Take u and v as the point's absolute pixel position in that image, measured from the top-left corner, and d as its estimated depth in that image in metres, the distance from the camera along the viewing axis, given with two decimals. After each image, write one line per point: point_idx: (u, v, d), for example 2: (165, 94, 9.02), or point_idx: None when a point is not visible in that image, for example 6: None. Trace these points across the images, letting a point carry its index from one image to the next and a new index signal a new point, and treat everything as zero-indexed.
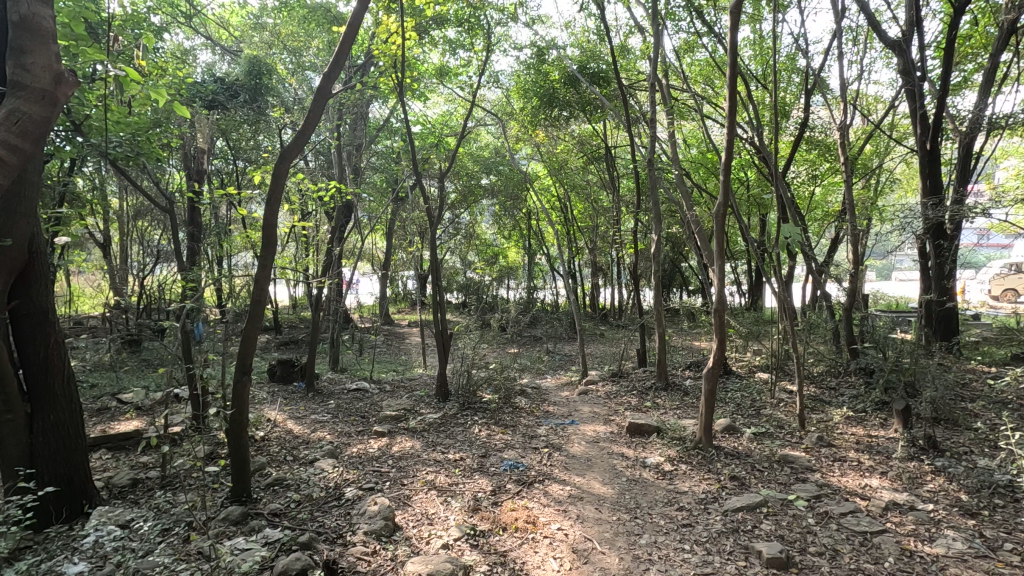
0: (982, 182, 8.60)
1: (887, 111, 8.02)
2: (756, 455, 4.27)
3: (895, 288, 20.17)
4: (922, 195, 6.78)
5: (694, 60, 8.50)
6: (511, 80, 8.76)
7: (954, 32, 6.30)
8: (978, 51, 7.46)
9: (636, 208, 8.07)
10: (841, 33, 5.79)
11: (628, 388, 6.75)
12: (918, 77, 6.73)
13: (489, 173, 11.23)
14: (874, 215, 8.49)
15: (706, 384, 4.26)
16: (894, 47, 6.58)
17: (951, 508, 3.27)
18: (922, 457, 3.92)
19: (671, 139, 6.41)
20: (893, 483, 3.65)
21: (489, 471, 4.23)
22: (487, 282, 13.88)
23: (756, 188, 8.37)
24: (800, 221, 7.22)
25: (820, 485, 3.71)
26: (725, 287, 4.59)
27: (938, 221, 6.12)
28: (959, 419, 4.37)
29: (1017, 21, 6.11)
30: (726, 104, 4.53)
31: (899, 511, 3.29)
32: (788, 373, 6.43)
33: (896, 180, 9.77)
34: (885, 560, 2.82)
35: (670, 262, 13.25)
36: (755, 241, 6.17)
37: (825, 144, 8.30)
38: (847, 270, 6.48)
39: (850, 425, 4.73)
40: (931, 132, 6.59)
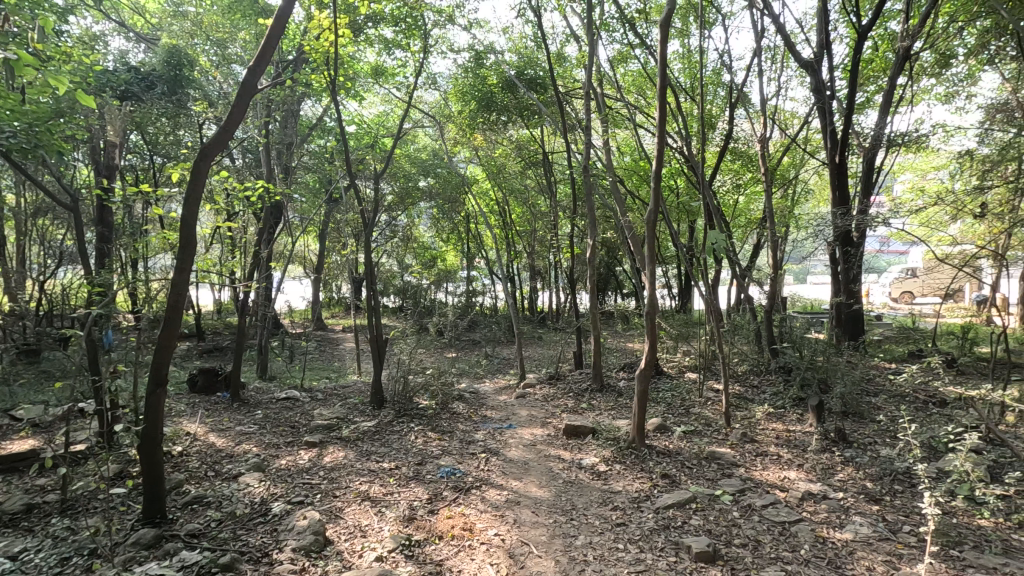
0: (884, 194, 9.38)
1: (802, 126, 8.61)
2: (686, 453, 4.43)
3: (810, 290, 21.41)
4: (832, 205, 7.30)
5: (626, 70, 8.79)
6: (448, 83, 8.72)
7: (857, 56, 6.86)
8: (879, 74, 8.16)
9: (573, 213, 8.21)
10: (759, 53, 6.19)
11: (565, 391, 6.84)
12: (828, 95, 7.27)
13: (427, 175, 11.09)
14: (791, 223, 9.06)
15: (638, 386, 4.37)
16: (807, 66, 7.09)
17: (859, 495, 3.52)
18: (833, 449, 4.21)
19: (606, 146, 6.57)
20: (809, 474, 3.90)
21: (425, 479, 4.15)
22: (425, 285, 13.64)
23: (686, 196, 8.73)
24: (725, 228, 7.60)
25: (744, 480, 3.90)
26: (656, 291, 4.74)
27: (846, 228, 6.62)
28: (865, 413, 4.72)
29: (911, 48, 6.72)
30: (657, 113, 4.67)
31: (815, 501, 3.51)
32: (715, 373, 6.74)
33: (810, 190, 10.50)
34: (801, 547, 3.00)
35: (605, 266, 13.57)
36: (684, 247, 6.42)
37: (748, 155, 8.80)
38: (767, 274, 6.88)
39: (770, 421, 5.01)
40: (840, 146, 7.13)
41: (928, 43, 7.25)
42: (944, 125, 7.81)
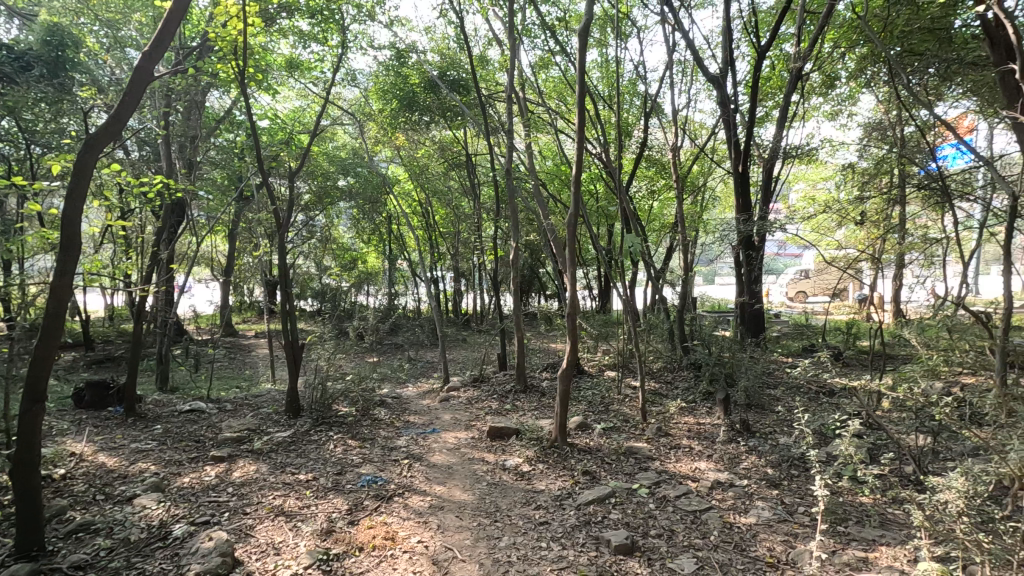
0: (781, 202, 10.19)
1: (709, 137, 9.18)
2: (606, 449, 4.57)
3: (718, 289, 22.77)
4: (737, 212, 7.83)
5: (547, 76, 8.97)
6: (368, 80, 8.48)
7: (757, 73, 7.41)
8: (775, 91, 8.86)
9: (497, 216, 8.25)
10: (670, 67, 6.53)
11: (489, 393, 6.85)
12: (732, 109, 7.79)
13: (346, 175, 10.71)
14: (700, 228, 9.62)
15: (560, 385, 4.46)
16: (714, 81, 7.57)
17: (761, 481, 3.80)
18: (738, 439, 4.51)
19: (529, 150, 6.65)
20: (717, 464, 4.15)
21: (345, 489, 4.00)
22: (345, 288, 13.17)
23: (605, 201, 9.03)
24: (641, 232, 7.94)
25: (659, 472, 4.08)
26: (576, 293, 4.85)
27: (748, 234, 7.12)
28: (766, 404, 5.10)
29: (802, 69, 7.36)
30: (577, 120, 4.79)
31: (722, 489, 3.74)
32: (633, 371, 7.02)
33: (717, 197, 11.20)
34: (711, 533, 3.18)
35: (528, 268, 13.76)
36: (603, 250, 6.64)
37: (661, 162, 9.26)
38: (679, 276, 7.25)
39: (683, 415, 5.28)
40: (742, 156, 7.66)
41: (816, 65, 7.97)
42: (830, 140, 8.61)
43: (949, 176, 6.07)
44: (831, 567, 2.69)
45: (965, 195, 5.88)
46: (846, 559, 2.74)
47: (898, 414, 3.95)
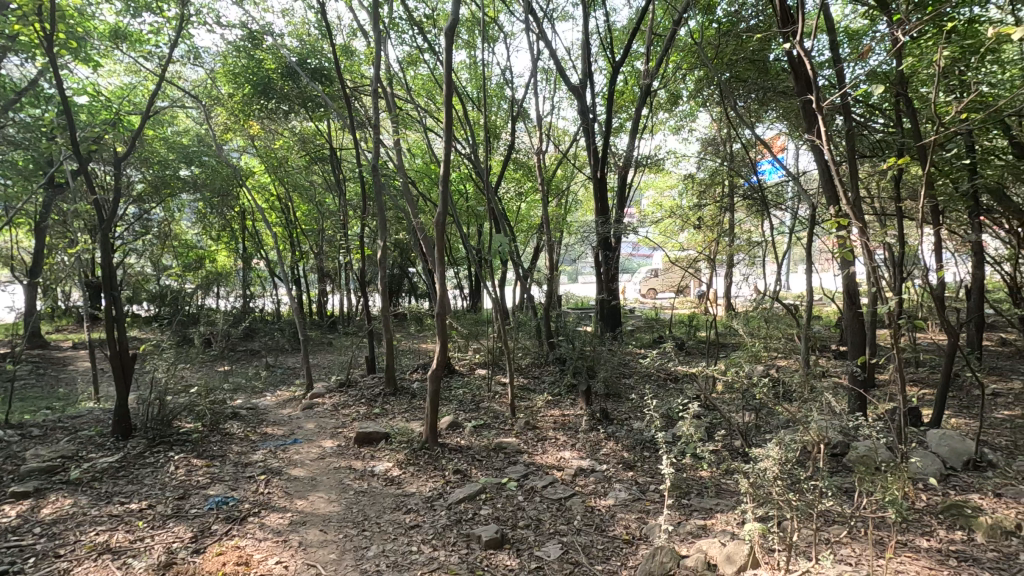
0: (634, 207, 11.09)
1: (571, 143, 9.69)
2: (476, 447, 4.61)
3: (581, 287, 24.07)
4: (596, 215, 8.36)
5: (415, 73, 8.83)
6: (215, 60, 7.67)
7: (613, 86, 7.99)
8: (628, 105, 9.63)
9: (363, 214, 7.93)
10: (535, 75, 6.79)
11: (357, 397, 6.57)
12: (591, 118, 8.31)
13: (189, 163, 9.61)
14: (564, 229, 10.12)
15: (430, 387, 4.40)
16: (575, 91, 8.01)
17: (618, 464, 4.10)
18: (599, 427, 4.82)
19: (397, 147, 6.48)
20: (580, 452, 4.39)
21: (188, 515, 3.57)
22: (189, 290, 11.80)
23: (474, 201, 9.12)
24: (510, 232, 8.14)
25: (527, 465, 4.22)
26: (446, 292, 4.83)
27: (606, 235, 7.65)
28: (622, 393, 5.51)
29: (650, 86, 8.07)
30: (445, 119, 4.77)
31: (585, 475, 3.97)
32: (502, 368, 7.18)
33: (579, 200, 11.87)
34: (574, 519, 3.36)
35: (398, 267, 13.44)
36: (473, 249, 6.70)
37: (528, 166, 9.58)
38: (545, 275, 7.57)
39: (549, 408, 5.52)
40: (601, 163, 8.21)
41: (662, 84, 8.80)
42: (675, 152, 9.56)
43: (766, 188, 7.05)
44: (677, 537, 2.98)
45: (779, 204, 6.87)
46: (689, 528, 3.05)
47: (728, 396, 4.50)
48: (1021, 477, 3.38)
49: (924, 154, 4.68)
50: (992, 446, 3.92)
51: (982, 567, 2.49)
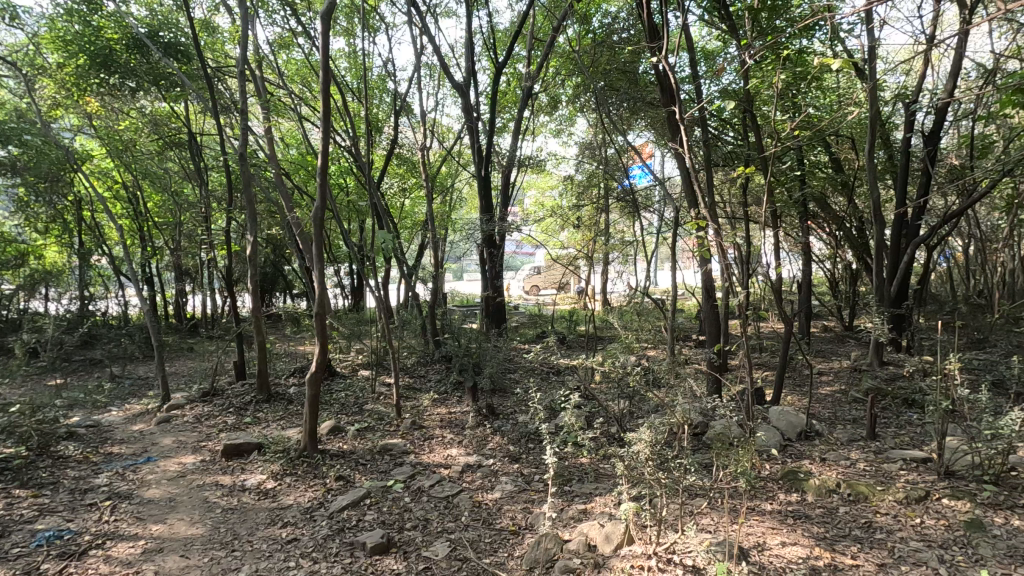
0: (518, 206, 11.35)
1: (456, 141, 9.67)
2: (359, 451, 4.44)
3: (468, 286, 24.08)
4: (480, 213, 8.42)
5: (288, 57, 8.26)
6: (40, 23, 6.57)
7: (496, 87, 8.10)
8: (512, 106, 9.82)
9: (229, 206, 7.25)
10: (417, 70, 6.67)
11: (223, 407, 6.01)
12: (475, 116, 8.36)
13: (4, 142, 8.12)
14: (449, 227, 10.06)
15: (308, 391, 4.16)
16: (459, 89, 8.01)
17: (504, 458, 4.18)
18: (485, 422, 4.88)
19: (268, 135, 6.01)
20: (467, 448, 4.41)
21: (8, 556, 3.03)
22: (7, 291, 9.99)
23: (355, 196, 8.75)
24: (393, 229, 7.92)
25: (414, 465, 4.15)
26: (324, 290, 4.58)
27: (490, 233, 7.75)
28: (507, 388, 5.61)
29: (531, 89, 8.30)
30: (322, 108, 4.52)
31: (471, 471, 4.00)
32: (387, 368, 6.97)
33: (464, 198, 11.88)
34: (462, 515, 3.37)
35: (271, 265, 12.50)
36: (354, 246, 6.43)
37: (412, 162, 9.41)
38: (430, 273, 7.48)
39: (436, 406, 5.47)
40: (485, 162, 8.29)
41: (543, 88, 9.09)
42: (555, 154, 9.93)
43: (637, 191, 7.58)
44: (560, 523, 3.11)
45: (648, 206, 7.42)
46: (571, 513, 3.20)
47: (606, 385, 4.77)
48: (839, 442, 3.99)
49: (765, 165, 5.32)
50: (818, 417, 4.57)
51: (812, 522, 2.90)
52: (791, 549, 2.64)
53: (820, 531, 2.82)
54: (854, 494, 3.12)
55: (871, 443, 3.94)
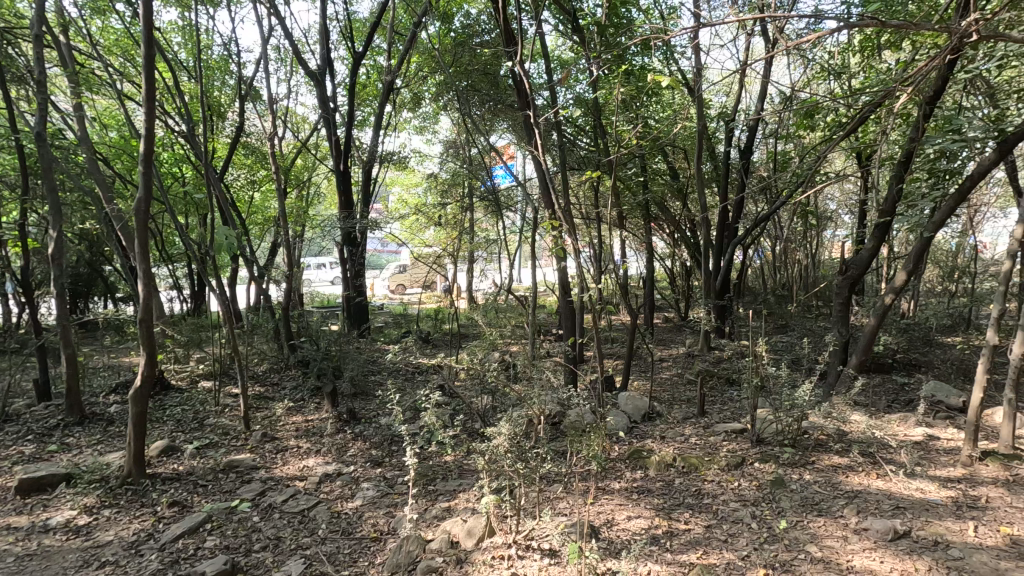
0: (380, 203, 10.99)
1: (312, 132, 9.09)
2: (199, 471, 3.99)
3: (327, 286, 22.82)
4: (339, 209, 8.01)
5: (104, 24, 7.13)
6: None
7: (353, 78, 7.75)
8: (372, 99, 9.48)
9: (24, 195, 6.06)
10: (265, 53, 6.15)
11: (19, 434, 5.01)
12: (332, 108, 7.93)
13: None
14: (306, 223, 9.43)
15: (133, 410, 3.63)
16: (313, 77, 7.53)
17: (366, 463, 4.03)
18: (345, 428, 4.67)
19: (77, 114, 5.12)
20: (325, 457, 4.18)
21: None
22: None
23: (192, 187, 7.82)
24: (240, 225, 7.22)
25: (264, 481, 3.84)
26: (150, 294, 4.03)
27: (350, 230, 7.42)
28: (369, 391, 5.42)
29: (393, 84, 8.08)
30: (145, 87, 3.96)
31: (330, 480, 3.80)
32: (234, 377, 6.35)
33: (322, 192, 11.22)
34: (319, 528, 3.19)
35: (85, 265, 10.71)
36: (191, 243, 5.75)
37: (261, 152, 8.67)
38: (283, 272, 6.94)
39: (290, 415, 5.10)
40: (343, 155, 7.90)
41: (404, 83, 8.91)
42: (419, 150, 9.79)
43: (500, 191, 7.76)
44: (422, 524, 3.08)
45: (510, 206, 7.65)
46: (434, 512, 3.18)
47: (470, 383, 4.82)
48: (676, 421, 4.46)
49: (614, 171, 5.75)
50: (659, 400, 5.07)
51: (653, 496, 3.21)
52: (635, 522, 2.90)
53: (659, 502, 3.13)
54: (687, 467, 3.51)
55: (701, 419, 4.46)
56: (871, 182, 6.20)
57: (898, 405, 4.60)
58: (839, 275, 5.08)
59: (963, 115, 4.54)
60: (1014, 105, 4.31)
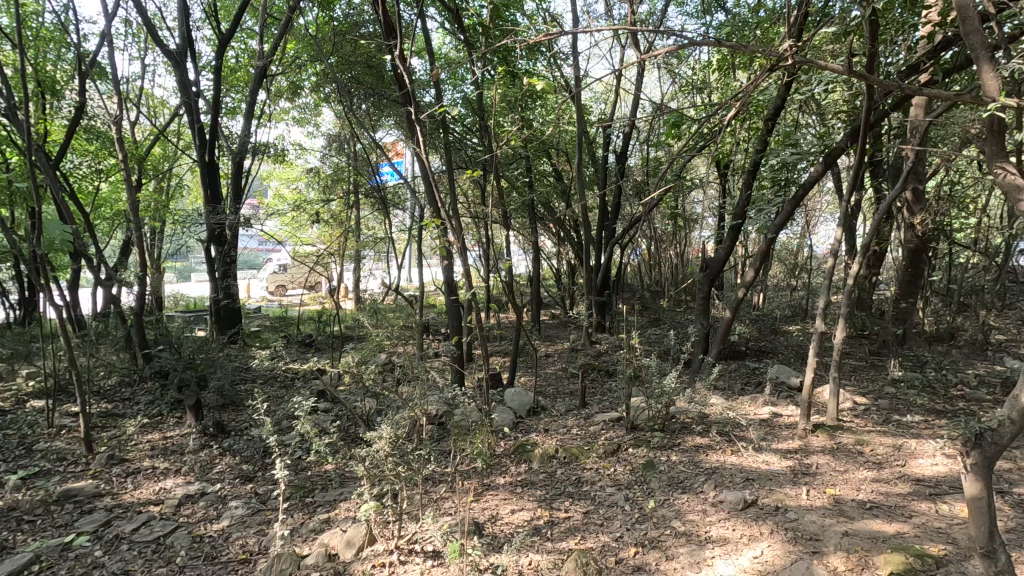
0: (255, 198, 10.20)
1: (171, 118, 8.19)
2: (25, 505, 3.43)
3: (193, 288, 20.74)
4: (204, 203, 7.30)
5: None
6: None
7: (219, 61, 7.09)
8: (243, 85, 8.75)
9: None
10: (108, 24, 5.42)
11: None
12: (195, 92, 7.20)
13: None
14: (165, 218, 8.48)
15: None
16: (170, 57, 6.79)
17: (234, 480, 3.72)
18: (211, 444, 4.27)
19: None
20: (187, 477, 3.79)
21: None
22: None
23: (17, 174, 6.69)
24: (80, 220, 6.31)
25: (110, 509, 3.40)
26: None
27: (218, 227, 6.79)
28: (239, 401, 5.01)
29: (266, 70, 7.51)
30: None
31: (192, 502, 3.45)
32: (73, 394, 5.55)
33: (185, 185, 10.18)
34: (177, 556, 2.89)
35: None
36: (14, 239, 4.90)
37: (107, 137, 7.65)
38: (136, 274, 6.17)
39: (145, 433, 4.56)
40: (209, 145, 7.20)
41: (280, 70, 8.33)
42: (298, 143, 9.23)
43: (386, 188, 7.53)
44: (297, 540, 2.90)
45: (396, 204, 7.45)
46: (311, 525, 3.01)
47: (352, 388, 4.62)
48: (558, 414, 4.62)
49: (498, 171, 5.81)
50: (544, 394, 5.23)
51: (536, 488, 3.30)
52: (518, 515, 2.96)
53: (541, 493, 3.22)
54: (568, 457, 3.65)
55: (582, 411, 4.67)
56: (727, 188, 6.88)
57: (750, 388, 5.15)
58: (701, 272, 5.58)
59: (798, 131, 5.18)
60: (837, 124, 5.00)
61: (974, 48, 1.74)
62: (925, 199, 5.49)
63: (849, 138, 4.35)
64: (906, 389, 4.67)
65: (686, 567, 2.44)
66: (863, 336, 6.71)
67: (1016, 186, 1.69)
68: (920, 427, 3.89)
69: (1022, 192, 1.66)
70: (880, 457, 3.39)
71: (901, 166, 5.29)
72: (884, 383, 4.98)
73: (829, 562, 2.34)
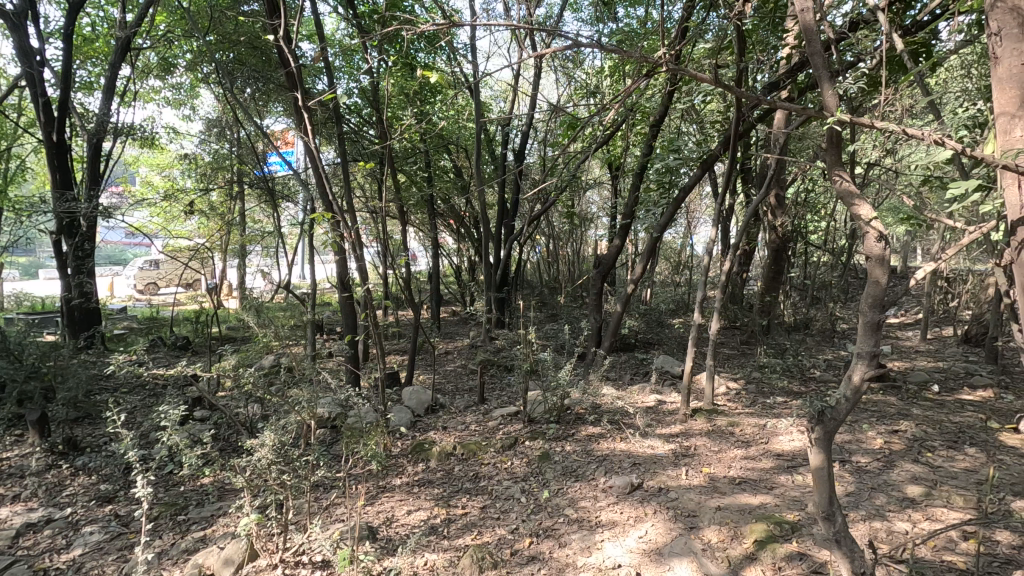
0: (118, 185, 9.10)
1: (8, 89, 7.05)
2: None
3: (39, 287, 18.03)
4: (52, 188, 6.36)
5: None
6: None
7: (71, 27, 6.21)
8: (101, 58, 7.75)
9: None
10: None
11: None
12: (39, 61, 6.25)
13: None
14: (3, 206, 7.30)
15: None
16: (4, 18, 5.82)
17: (89, 502, 3.29)
18: (60, 463, 3.75)
19: None
20: (28, 503, 3.30)
21: None
22: None
23: None
24: None
25: None
26: None
27: (70, 216, 5.96)
28: (98, 414, 4.43)
29: (130, 41, 6.70)
30: None
31: (34, 531, 3.01)
32: None
33: (28, 168, 8.83)
34: None
35: None
36: None
37: None
38: None
39: None
40: (57, 122, 6.29)
41: (148, 44, 7.47)
42: (171, 127, 8.35)
43: (274, 179, 7.04)
44: (166, 563, 2.63)
45: (285, 196, 6.99)
46: (182, 546, 2.74)
47: (234, 394, 4.26)
48: (456, 411, 4.59)
49: (394, 165, 5.65)
50: (442, 391, 5.18)
51: (434, 486, 3.26)
52: (415, 515, 2.91)
53: (439, 491, 3.19)
54: (465, 453, 3.65)
55: (481, 407, 4.69)
56: (618, 189, 7.22)
57: (638, 378, 5.47)
58: (594, 268, 5.81)
59: (681, 137, 5.53)
60: (713, 132, 5.40)
61: (817, 67, 1.93)
62: (785, 204, 6.12)
63: (722, 146, 4.73)
64: (770, 373, 5.19)
65: (577, 552, 2.53)
66: (735, 328, 7.36)
67: (850, 192, 1.91)
68: (780, 407, 4.35)
69: (854, 196, 1.89)
70: (748, 436, 3.75)
71: (767, 173, 5.85)
72: (752, 368, 5.50)
73: (704, 535, 2.54)
